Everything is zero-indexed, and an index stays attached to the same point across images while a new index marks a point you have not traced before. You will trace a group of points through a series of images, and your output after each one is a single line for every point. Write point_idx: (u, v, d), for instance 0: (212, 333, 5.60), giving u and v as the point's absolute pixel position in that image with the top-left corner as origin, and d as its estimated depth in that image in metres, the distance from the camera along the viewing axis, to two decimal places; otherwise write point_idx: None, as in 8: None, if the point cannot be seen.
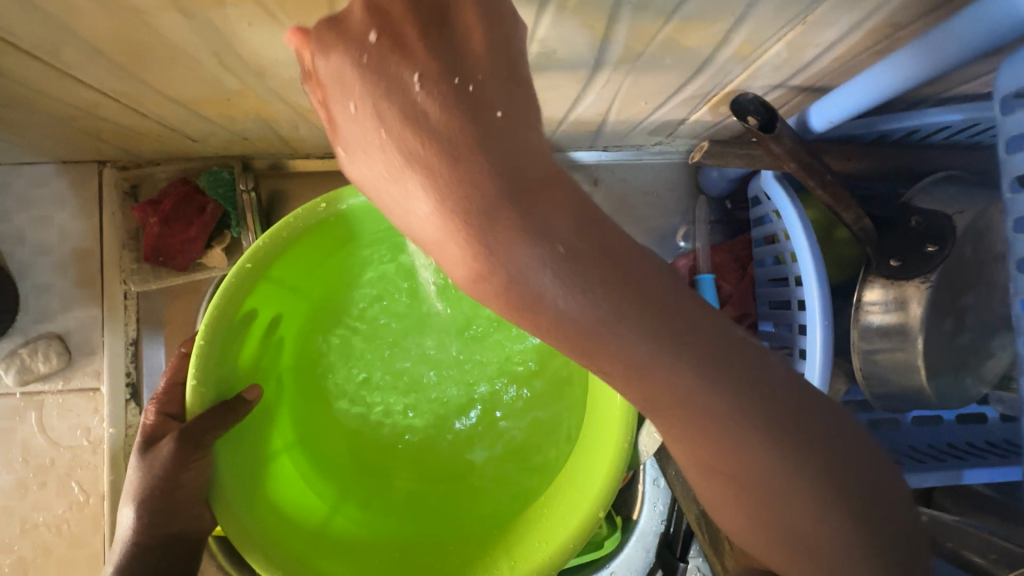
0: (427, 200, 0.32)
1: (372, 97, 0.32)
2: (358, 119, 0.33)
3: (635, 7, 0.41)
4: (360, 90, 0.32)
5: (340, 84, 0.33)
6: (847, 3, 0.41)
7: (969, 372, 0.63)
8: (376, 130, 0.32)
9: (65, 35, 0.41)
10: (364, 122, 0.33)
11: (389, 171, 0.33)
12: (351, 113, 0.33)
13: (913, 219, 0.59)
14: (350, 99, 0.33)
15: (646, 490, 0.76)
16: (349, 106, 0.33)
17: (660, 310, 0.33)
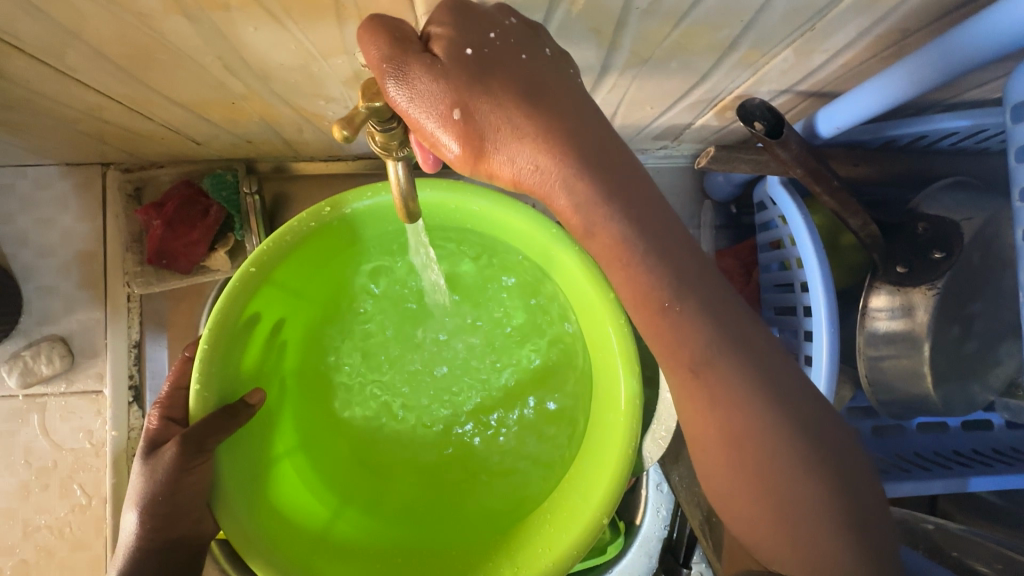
0: (553, 127, 0.37)
1: (510, 45, 0.36)
2: (494, 55, 0.36)
3: (644, 12, 0.40)
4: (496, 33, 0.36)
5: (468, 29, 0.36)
6: (855, 9, 0.41)
7: (976, 379, 0.63)
8: (520, 57, 0.37)
9: (69, 38, 0.41)
10: (506, 52, 0.36)
11: (511, 100, 0.37)
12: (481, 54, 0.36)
13: (921, 225, 0.59)
14: (492, 33, 0.36)
15: (649, 495, 0.75)
16: (492, 34, 0.36)
17: (675, 283, 0.40)
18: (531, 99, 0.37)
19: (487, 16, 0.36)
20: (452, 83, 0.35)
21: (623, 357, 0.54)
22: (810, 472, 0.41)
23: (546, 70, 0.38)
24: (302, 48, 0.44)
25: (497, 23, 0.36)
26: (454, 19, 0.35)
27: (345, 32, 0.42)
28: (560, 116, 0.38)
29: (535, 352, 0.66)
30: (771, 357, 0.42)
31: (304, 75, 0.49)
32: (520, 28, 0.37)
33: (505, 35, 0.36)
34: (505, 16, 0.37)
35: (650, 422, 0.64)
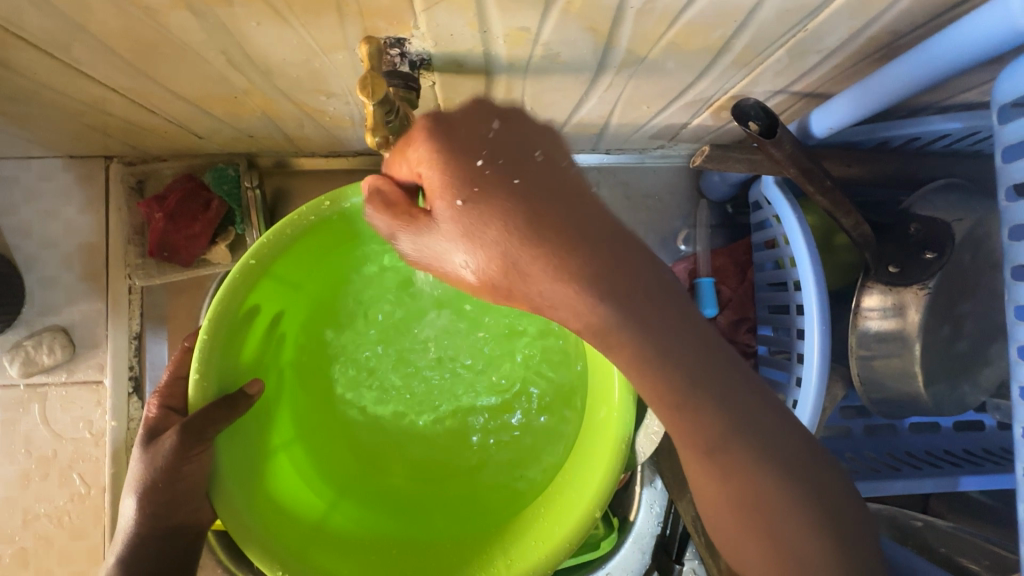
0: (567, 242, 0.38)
1: (500, 169, 0.37)
2: (485, 186, 0.37)
3: (638, 12, 0.41)
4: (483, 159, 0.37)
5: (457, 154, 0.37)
6: (846, 11, 0.42)
7: (966, 379, 0.64)
8: (513, 180, 0.37)
9: (77, 32, 0.42)
10: (498, 176, 0.37)
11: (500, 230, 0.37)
12: (468, 186, 0.36)
13: (913, 226, 0.59)
14: (479, 160, 0.37)
15: (642, 492, 0.77)
16: (480, 162, 0.37)
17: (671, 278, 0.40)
18: (523, 225, 0.37)
19: (467, 139, 0.37)
20: (462, 230, 0.37)
21: None
22: (791, 466, 0.42)
23: (536, 188, 0.38)
24: (304, 43, 0.45)
25: (476, 144, 0.37)
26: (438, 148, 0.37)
27: (346, 28, 0.43)
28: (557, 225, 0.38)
29: (533, 347, 0.67)
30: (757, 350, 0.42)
31: (306, 70, 0.50)
32: (504, 140, 0.38)
33: (493, 156, 0.37)
34: (488, 132, 0.38)
35: (643, 418, 0.64)
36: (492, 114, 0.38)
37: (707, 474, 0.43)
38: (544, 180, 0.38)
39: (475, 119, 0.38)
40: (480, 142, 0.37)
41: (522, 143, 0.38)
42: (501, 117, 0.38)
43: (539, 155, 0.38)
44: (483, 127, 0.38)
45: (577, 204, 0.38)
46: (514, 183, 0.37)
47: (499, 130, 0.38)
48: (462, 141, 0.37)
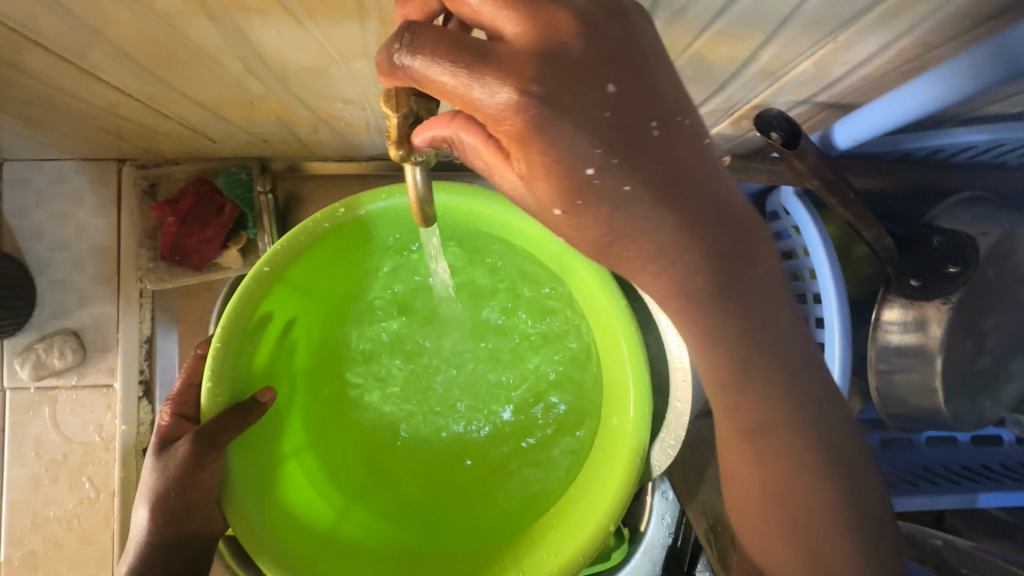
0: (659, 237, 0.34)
1: (616, 171, 0.32)
2: (603, 188, 0.32)
3: (665, 24, 0.40)
4: (599, 146, 0.31)
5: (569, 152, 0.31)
6: (879, 22, 0.41)
7: (987, 395, 0.63)
8: (628, 182, 0.32)
9: (94, 37, 0.42)
10: (617, 174, 0.32)
11: (602, 220, 0.34)
12: (580, 181, 0.32)
13: (936, 239, 0.58)
14: (591, 167, 0.31)
15: (654, 502, 0.75)
16: (592, 168, 0.31)
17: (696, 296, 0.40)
18: (630, 215, 0.33)
19: (579, 112, 0.30)
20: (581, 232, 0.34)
21: (632, 365, 0.55)
22: None
23: (654, 165, 0.32)
24: (323, 50, 0.44)
25: (590, 123, 0.31)
26: (552, 135, 0.30)
27: (366, 36, 0.42)
28: (672, 203, 0.34)
29: (546, 355, 0.66)
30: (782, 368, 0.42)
31: (323, 76, 0.49)
32: (621, 112, 0.31)
33: (608, 143, 0.31)
34: (604, 102, 0.31)
35: (659, 430, 0.63)
36: (604, 79, 0.31)
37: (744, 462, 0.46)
38: (662, 157, 0.33)
39: (587, 83, 0.30)
40: (593, 122, 0.31)
41: (639, 108, 0.32)
42: (614, 72, 0.31)
43: (655, 127, 0.32)
44: (596, 93, 0.31)
45: (691, 172, 0.34)
46: (624, 187, 0.32)
47: (615, 97, 0.31)
48: (578, 125, 0.30)
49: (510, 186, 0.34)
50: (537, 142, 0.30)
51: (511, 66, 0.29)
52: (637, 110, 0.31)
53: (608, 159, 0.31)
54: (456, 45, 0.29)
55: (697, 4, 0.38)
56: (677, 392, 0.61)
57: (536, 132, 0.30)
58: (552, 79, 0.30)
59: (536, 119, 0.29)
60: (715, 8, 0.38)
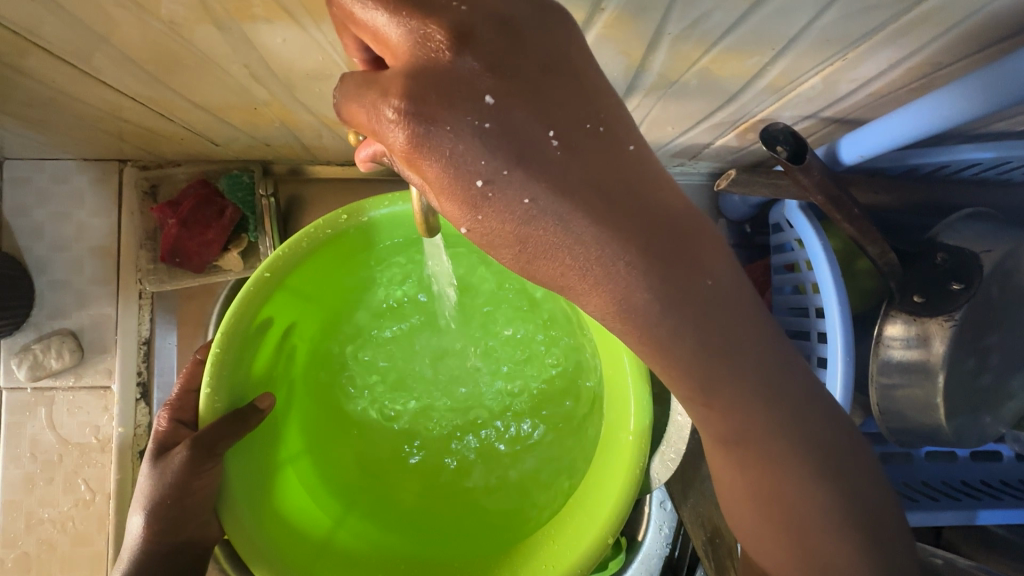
0: (660, 254, 0.33)
1: (507, 184, 0.29)
2: (492, 202, 0.30)
3: (675, 38, 0.40)
4: (485, 156, 0.29)
5: (452, 167, 0.29)
6: (890, 40, 0.41)
7: (988, 411, 0.63)
8: (524, 199, 0.30)
9: (98, 42, 0.41)
10: (509, 193, 0.30)
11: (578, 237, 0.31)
12: (518, 199, 0.30)
13: (940, 255, 0.58)
14: (478, 181, 0.29)
15: (652, 513, 0.75)
16: (479, 183, 0.29)
17: None
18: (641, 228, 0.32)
19: (454, 124, 0.28)
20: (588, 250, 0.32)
21: (632, 373, 0.55)
22: (803, 494, 0.43)
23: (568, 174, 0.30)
24: (329, 59, 0.44)
25: (469, 134, 0.28)
26: (428, 150, 0.28)
27: None
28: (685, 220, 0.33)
29: (547, 362, 0.66)
30: (785, 384, 0.41)
31: (328, 84, 0.49)
32: (535, 117, 0.29)
33: None
34: (484, 112, 0.28)
35: (660, 443, 0.63)
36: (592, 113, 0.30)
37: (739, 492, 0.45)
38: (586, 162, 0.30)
39: (468, 83, 0.28)
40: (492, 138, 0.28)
41: (539, 109, 0.29)
42: (496, 79, 0.28)
43: (555, 136, 0.30)
44: (474, 103, 0.28)
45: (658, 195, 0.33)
46: (525, 201, 0.30)
47: (496, 107, 0.28)
48: (454, 136, 0.28)
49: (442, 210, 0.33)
50: (418, 159, 0.29)
51: (384, 81, 0.28)
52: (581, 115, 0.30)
53: (498, 170, 0.29)
54: (359, 76, 0.29)
55: (707, 22, 0.38)
56: (679, 405, 0.61)
57: (410, 147, 0.28)
58: (417, 80, 0.27)
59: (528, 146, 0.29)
60: (724, 26, 0.38)
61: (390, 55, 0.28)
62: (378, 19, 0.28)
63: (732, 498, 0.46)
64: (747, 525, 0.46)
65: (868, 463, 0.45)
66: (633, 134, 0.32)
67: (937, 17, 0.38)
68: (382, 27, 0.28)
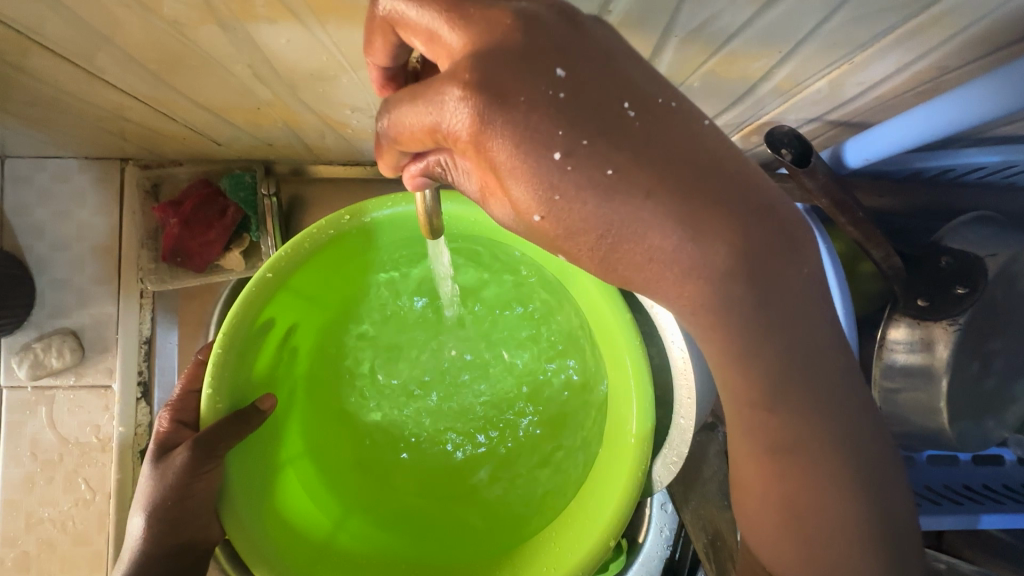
0: None
1: (590, 154, 0.28)
2: (576, 175, 0.28)
3: (682, 41, 0.40)
4: (562, 126, 0.28)
5: (530, 140, 0.28)
6: (897, 45, 0.40)
7: (991, 416, 0.62)
8: (608, 170, 0.29)
9: (101, 42, 0.41)
10: (592, 163, 0.28)
11: (595, 224, 0.30)
12: (597, 168, 0.28)
13: (944, 259, 0.57)
14: (557, 153, 0.28)
15: (653, 515, 0.76)
16: (560, 155, 0.28)
17: None
18: None
19: (527, 96, 0.27)
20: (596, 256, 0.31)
21: (635, 377, 0.55)
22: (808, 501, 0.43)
23: (638, 145, 0.29)
24: (333, 59, 0.44)
25: (543, 103, 0.28)
26: (498, 126, 0.27)
27: None
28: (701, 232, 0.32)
29: (548, 363, 0.66)
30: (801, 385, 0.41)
31: (331, 84, 0.49)
32: (577, 91, 0.28)
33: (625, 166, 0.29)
34: (556, 83, 0.28)
35: (661, 446, 0.63)
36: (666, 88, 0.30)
37: (743, 496, 0.44)
38: (653, 133, 0.29)
39: (535, 58, 0.28)
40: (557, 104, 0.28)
41: (607, 84, 0.29)
42: (564, 53, 0.28)
43: (630, 107, 0.29)
44: (546, 74, 0.28)
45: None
46: (608, 171, 0.29)
47: (568, 78, 0.28)
48: (529, 105, 0.27)
49: (505, 213, 0.32)
50: (490, 138, 0.28)
51: (446, 71, 0.28)
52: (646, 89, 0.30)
53: (576, 141, 0.28)
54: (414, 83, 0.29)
55: (714, 24, 0.38)
56: (682, 409, 0.61)
57: (478, 125, 0.27)
58: (484, 55, 0.28)
59: (591, 115, 0.28)
60: (732, 29, 0.38)
61: (445, 56, 0.29)
62: (431, 20, 0.28)
63: (739, 502, 0.45)
64: (750, 530, 0.46)
65: None
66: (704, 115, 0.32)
67: (945, 22, 0.37)
68: (434, 28, 0.28)
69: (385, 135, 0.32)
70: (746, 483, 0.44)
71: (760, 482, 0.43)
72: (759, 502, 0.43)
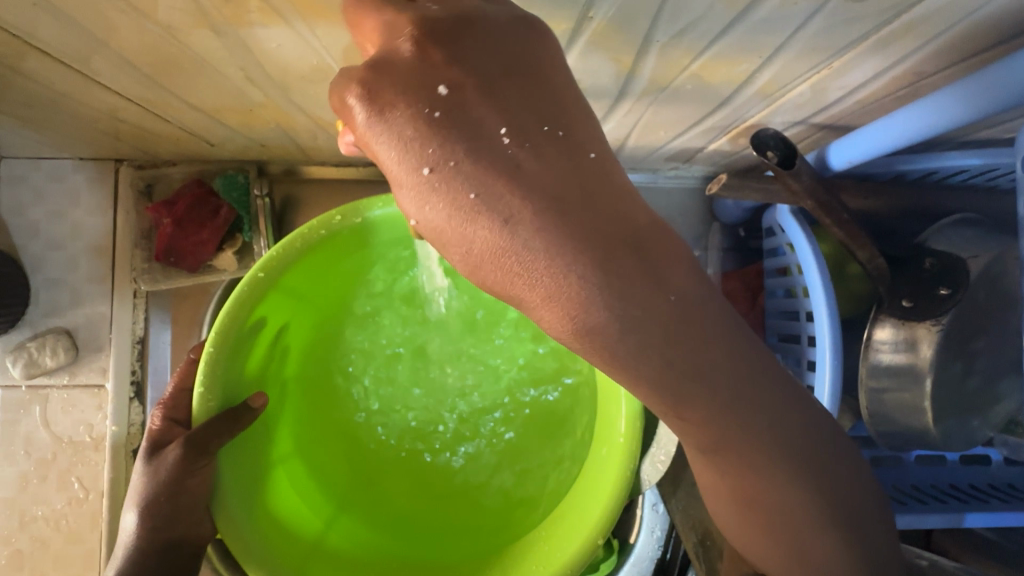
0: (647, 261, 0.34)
1: (451, 177, 0.31)
2: (439, 189, 0.31)
3: (664, 45, 0.41)
4: (433, 145, 0.31)
5: (401, 150, 0.31)
6: (874, 51, 0.41)
7: (976, 415, 0.63)
8: (470, 194, 0.31)
9: (97, 45, 0.42)
10: (456, 184, 0.31)
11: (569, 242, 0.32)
12: (461, 191, 0.31)
13: (928, 260, 0.59)
14: (426, 168, 0.31)
15: (644, 515, 0.75)
16: (425, 170, 0.31)
17: None
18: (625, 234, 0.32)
19: (403, 111, 0.31)
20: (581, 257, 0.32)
21: None
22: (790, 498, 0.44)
23: (513, 172, 0.31)
24: (324, 62, 0.45)
25: (416, 117, 0.31)
26: (376, 131, 0.31)
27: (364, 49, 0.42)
28: None
29: (539, 363, 0.66)
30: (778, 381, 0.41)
31: (322, 86, 0.49)
32: (452, 113, 0.31)
33: None
34: (433, 101, 0.31)
35: (650, 445, 0.63)
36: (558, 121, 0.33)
37: (726, 494, 0.45)
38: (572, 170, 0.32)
39: (421, 75, 0.31)
40: (426, 121, 0.31)
41: (497, 106, 0.32)
42: (451, 73, 0.31)
43: (507, 134, 0.32)
44: (426, 92, 0.31)
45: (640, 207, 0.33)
46: (471, 195, 0.31)
47: (447, 97, 0.31)
48: (402, 119, 0.31)
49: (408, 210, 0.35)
50: (374, 140, 0.31)
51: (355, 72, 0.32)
52: (532, 116, 0.32)
53: (444, 160, 0.31)
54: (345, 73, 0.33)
55: (695, 29, 0.38)
56: None
57: (361, 127, 0.31)
58: (374, 68, 0.31)
59: (460, 137, 0.31)
60: (712, 34, 0.39)
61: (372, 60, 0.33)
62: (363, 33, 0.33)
63: (723, 499, 0.46)
64: (734, 526, 0.47)
65: (854, 466, 0.45)
66: (597, 143, 0.34)
67: (919, 28, 0.38)
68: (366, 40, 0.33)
69: None
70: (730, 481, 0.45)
71: (740, 479, 0.43)
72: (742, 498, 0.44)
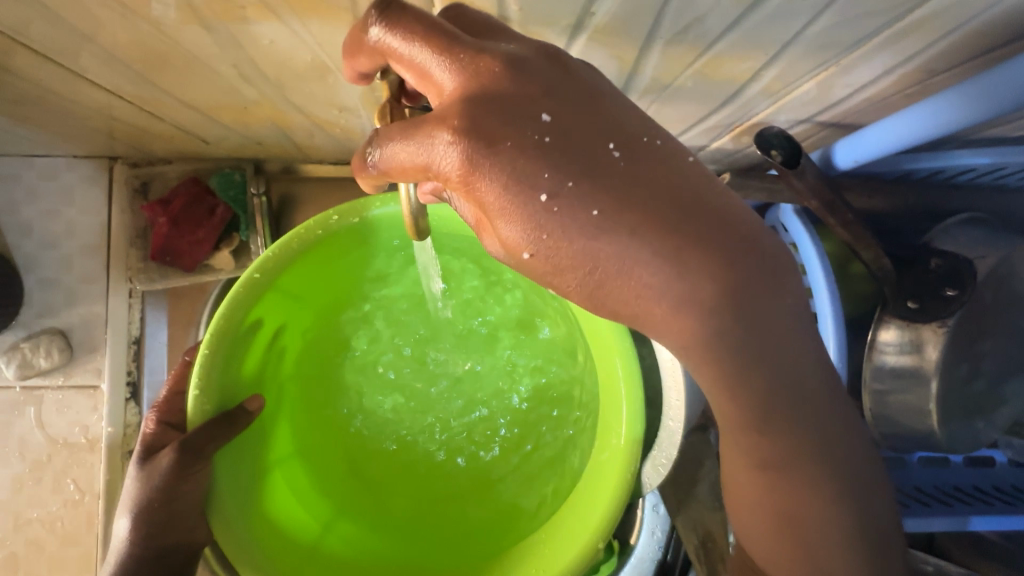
0: None
1: (574, 198, 0.29)
2: (562, 213, 0.29)
3: (668, 42, 0.40)
4: (547, 169, 0.29)
5: (519, 180, 0.28)
6: (881, 48, 0.40)
7: (981, 417, 0.63)
8: (592, 211, 0.29)
9: (84, 42, 0.41)
10: (575, 206, 0.29)
11: (583, 260, 0.30)
12: (581, 210, 0.29)
13: (934, 261, 0.57)
14: (542, 195, 0.29)
15: (645, 516, 0.73)
16: (547, 197, 0.29)
17: None
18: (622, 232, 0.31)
19: (513, 141, 0.28)
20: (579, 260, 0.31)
21: (626, 382, 0.54)
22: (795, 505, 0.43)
23: (623, 185, 0.30)
24: (319, 59, 0.44)
25: (530, 146, 0.28)
26: (488, 171, 0.28)
27: None
28: (684, 240, 0.31)
29: (538, 363, 0.66)
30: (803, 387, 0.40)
31: (317, 83, 0.48)
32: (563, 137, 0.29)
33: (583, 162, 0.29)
34: (542, 128, 0.29)
35: (651, 448, 0.62)
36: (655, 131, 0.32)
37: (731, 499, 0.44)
38: (631, 175, 0.30)
39: (523, 107, 0.29)
40: (534, 149, 0.29)
41: (590, 123, 0.30)
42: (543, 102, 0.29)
43: (615, 147, 0.30)
44: (532, 120, 0.29)
45: None
46: (592, 213, 0.29)
47: (553, 123, 0.29)
48: (515, 149, 0.28)
49: (495, 247, 0.33)
50: (481, 178, 0.28)
51: (436, 114, 0.28)
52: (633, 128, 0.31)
53: (561, 183, 0.29)
54: (404, 120, 0.29)
55: (700, 25, 0.37)
56: (671, 410, 0.60)
57: (469, 170, 0.28)
58: (460, 106, 0.28)
59: (576, 159, 0.29)
60: (717, 30, 0.38)
61: (438, 89, 0.29)
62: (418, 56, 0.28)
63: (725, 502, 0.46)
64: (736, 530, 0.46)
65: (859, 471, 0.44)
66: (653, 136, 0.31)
67: (930, 24, 0.37)
68: (426, 63, 0.28)
69: (375, 167, 0.31)
70: (733, 486, 0.44)
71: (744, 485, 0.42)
72: (742, 502, 0.44)
